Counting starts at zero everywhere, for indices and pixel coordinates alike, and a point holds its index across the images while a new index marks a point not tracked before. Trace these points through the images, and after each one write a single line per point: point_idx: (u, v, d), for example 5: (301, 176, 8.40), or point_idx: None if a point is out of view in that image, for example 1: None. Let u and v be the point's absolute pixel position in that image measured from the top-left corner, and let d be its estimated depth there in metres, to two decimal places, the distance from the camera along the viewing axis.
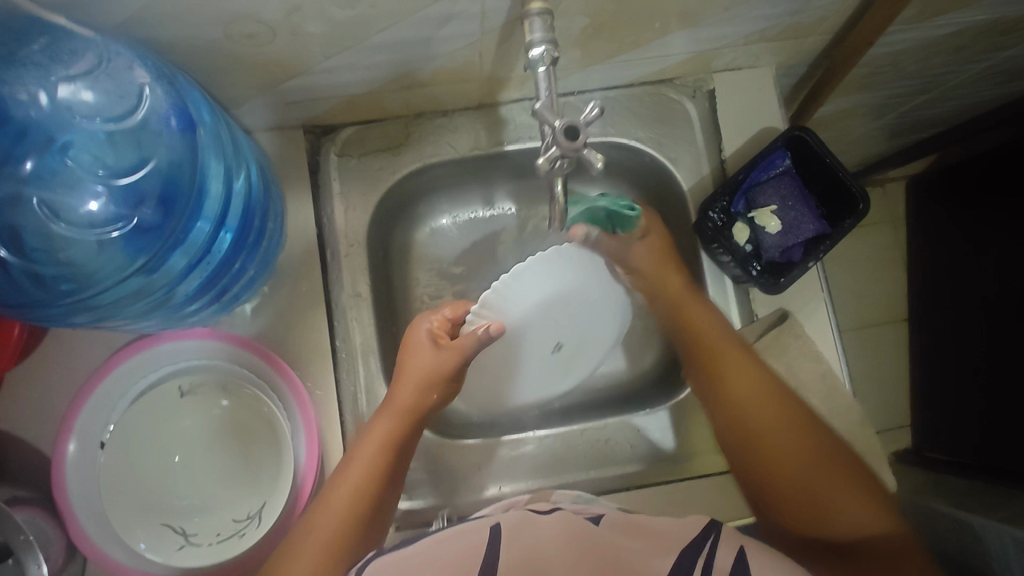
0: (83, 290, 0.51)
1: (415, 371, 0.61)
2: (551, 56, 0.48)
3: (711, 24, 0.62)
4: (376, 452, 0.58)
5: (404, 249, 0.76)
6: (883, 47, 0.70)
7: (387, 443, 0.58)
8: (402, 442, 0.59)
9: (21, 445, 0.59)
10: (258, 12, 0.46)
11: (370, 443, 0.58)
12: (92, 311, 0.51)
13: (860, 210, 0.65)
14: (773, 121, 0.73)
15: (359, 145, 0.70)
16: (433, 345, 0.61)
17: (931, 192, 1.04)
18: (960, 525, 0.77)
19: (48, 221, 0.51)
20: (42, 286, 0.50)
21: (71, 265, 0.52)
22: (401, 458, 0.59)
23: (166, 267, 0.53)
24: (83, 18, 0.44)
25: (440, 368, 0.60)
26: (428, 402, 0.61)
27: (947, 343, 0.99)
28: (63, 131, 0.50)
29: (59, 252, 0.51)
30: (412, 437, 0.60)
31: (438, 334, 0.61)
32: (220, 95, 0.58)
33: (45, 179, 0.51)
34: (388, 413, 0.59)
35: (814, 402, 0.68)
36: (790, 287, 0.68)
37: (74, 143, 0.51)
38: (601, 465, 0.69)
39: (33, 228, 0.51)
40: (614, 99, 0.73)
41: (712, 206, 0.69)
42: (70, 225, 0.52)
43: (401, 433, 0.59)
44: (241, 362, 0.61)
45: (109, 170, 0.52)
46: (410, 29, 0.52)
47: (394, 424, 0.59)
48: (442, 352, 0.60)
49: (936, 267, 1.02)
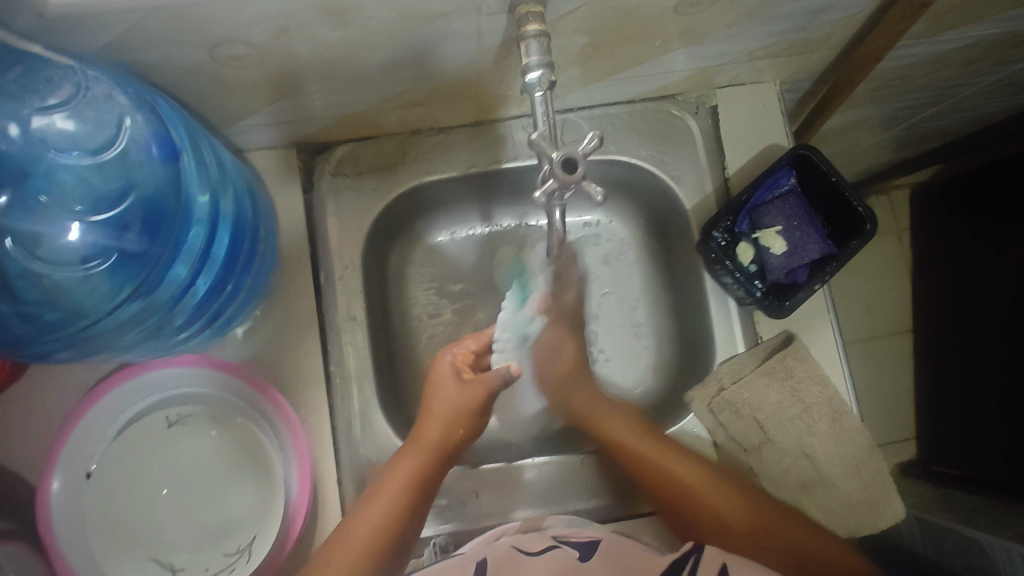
0: (72, 324, 0.50)
1: (442, 408, 0.63)
2: (547, 80, 0.47)
3: (713, 42, 0.60)
4: (398, 492, 0.58)
5: (400, 268, 0.74)
6: (891, 62, 0.68)
7: (411, 481, 0.58)
8: (427, 479, 0.59)
9: (5, 477, 0.57)
10: (246, 35, 0.45)
11: (393, 479, 0.58)
12: (81, 345, 0.50)
13: (867, 231, 0.63)
14: (778, 138, 0.71)
15: (355, 163, 0.68)
16: (456, 377, 0.65)
17: (941, 202, 1.01)
18: (967, 542, 0.73)
19: (27, 259, 0.50)
20: (31, 322, 0.49)
21: (60, 301, 0.50)
22: (425, 496, 0.59)
23: (154, 296, 0.51)
24: (64, 46, 0.42)
25: (467, 403, 0.64)
26: (451, 439, 0.62)
27: (959, 355, 0.95)
28: (37, 164, 0.50)
29: (50, 288, 0.50)
30: (437, 474, 0.60)
31: (461, 368, 0.67)
32: (211, 116, 0.57)
33: (24, 214, 0.50)
34: (413, 449, 0.60)
35: (820, 427, 0.66)
36: (793, 312, 0.66)
37: (54, 175, 0.50)
38: (602, 494, 0.67)
39: (17, 270, 0.50)
40: (616, 115, 0.72)
41: (716, 227, 0.68)
42: (48, 263, 0.51)
43: (425, 470, 0.59)
44: (231, 390, 0.60)
45: (90, 204, 0.51)
46: (404, 49, 0.51)
47: (420, 462, 0.59)
48: (468, 387, 0.65)
49: (947, 283, 0.99)
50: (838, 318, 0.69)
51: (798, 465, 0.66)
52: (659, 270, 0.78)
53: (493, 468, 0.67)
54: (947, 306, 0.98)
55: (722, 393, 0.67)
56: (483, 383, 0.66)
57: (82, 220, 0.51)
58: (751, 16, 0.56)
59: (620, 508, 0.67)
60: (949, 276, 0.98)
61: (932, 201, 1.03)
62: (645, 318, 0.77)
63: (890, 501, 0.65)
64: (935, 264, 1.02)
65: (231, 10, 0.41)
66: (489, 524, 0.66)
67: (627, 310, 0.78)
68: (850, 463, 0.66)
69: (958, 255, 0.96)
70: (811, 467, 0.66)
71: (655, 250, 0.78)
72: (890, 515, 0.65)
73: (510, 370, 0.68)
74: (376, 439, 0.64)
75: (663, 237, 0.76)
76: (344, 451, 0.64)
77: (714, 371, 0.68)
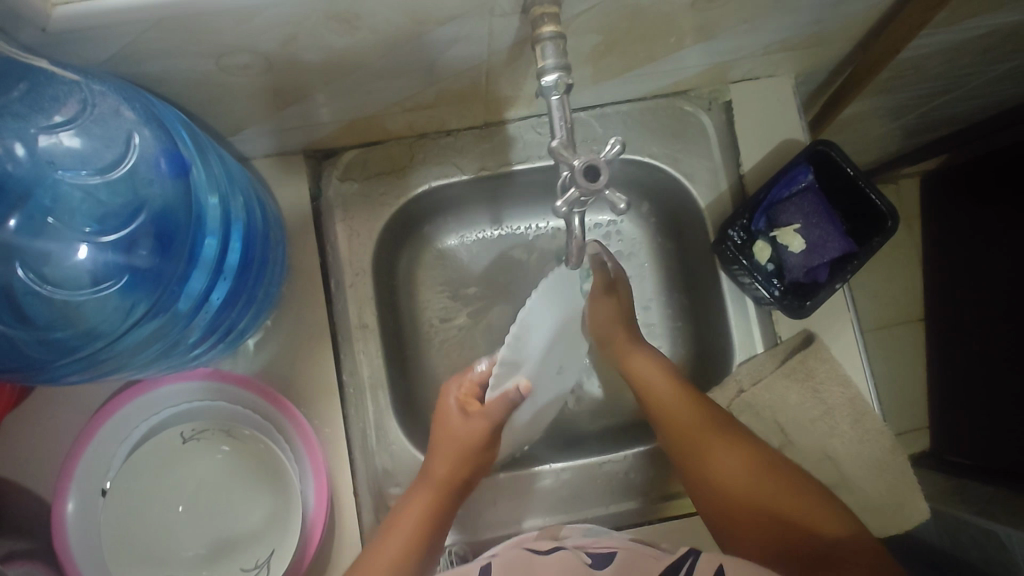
0: (90, 345, 0.48)
1: (451, 445, 0.59)
2: (564, 83, 0.46)
3: (728, 37, 0.59)
4: (416, 528, 0.57)
5: (410, 273, 0.73)
6: (910, 57, 0.66)
7: (427, 517, 0.58)
8: (441, 515, 0.58)
9: (21, 495, 0.57)
10: (254, 44, 0.44)
11: (409, 517, 0.57)
12: (92, 367, 0.48)
13: (889, 228, 0.61)
14: (793, 133, 0.70)
15: (363, 168, 0.67)
16: (461, 414, 0.59)
17: (949, 189, 0.98)
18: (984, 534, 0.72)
19: (35, 286, 0.49)
20: (49, 348, 0.48)
21: (76, 323, 0.50)
22: (442, 528, 0.59)
23: (168, 315, 0.50)
24: (67, 60, 0.41)
25: (469, 439, 0.58)
26: (462, 475, 0.59)
27: (972, 341, 0.94)
28: (40, 185, 0.49)
29: (66, 312, 0.50)
30: (452, 505, 0.59)
31: (466, 402, 0.60)
32: (216, 124, 0.56)
33: (27, 239, 0.49)
34: (427, 485, 0.59)
35: (842, 429, 0.65)
36: (814, 311, 0.65)
37: (59, 198, 0.50)
38: (620, 499, 0.66)
39: (32, 293, 0.49)
40: (627, 112, 0.70)
41: (732, 226, 0.66)
42: (57, 288, 0.50)
43: (439, 503, 0.59)
44: (245, 403, 0.59)
45: (96, 227, 0.51)
46: (415, 54, 0.50)
47: (433, 500, 0.58)
48: (472, 423, 0.58)
49: (951, 274, 0.98)
50: (857, 316, 0.68)
51: (820, 467, 0.65)
52: (674, 269, 0.76)
53: (495, 477, 0.66)
54: (957, 293, 0.97)
55: (741, 395, 0.66)
56: (485, 419, 0.58)
57: (89, 241, 0.51)
58: (769, 11, 0.55)
59: (640, 513, 0.66)
60: (954, 266, 0.98)
61: (941, 189, 1.00)
62: (653, 318, 0.76)
63: (911, 500, 0.64)
64: (947, 257, 0.99)
65: (237, 20, 0.40)
66: (508, 530, 0.65)
67: (640, 311, 0.76)
68: (873, 464, 0.65)
69: (959, 246, 0.96)
70: (833, 468, 0.65)
71: (669, 250, 0.76)
72: (914, 515, 0.65)
73: (520, 389, 0.55)
74: (391, 448, 0.64)
75: (678, 238, 0.75)
76: (360, 461, 0.63)
77: (732, 373, 0.67)
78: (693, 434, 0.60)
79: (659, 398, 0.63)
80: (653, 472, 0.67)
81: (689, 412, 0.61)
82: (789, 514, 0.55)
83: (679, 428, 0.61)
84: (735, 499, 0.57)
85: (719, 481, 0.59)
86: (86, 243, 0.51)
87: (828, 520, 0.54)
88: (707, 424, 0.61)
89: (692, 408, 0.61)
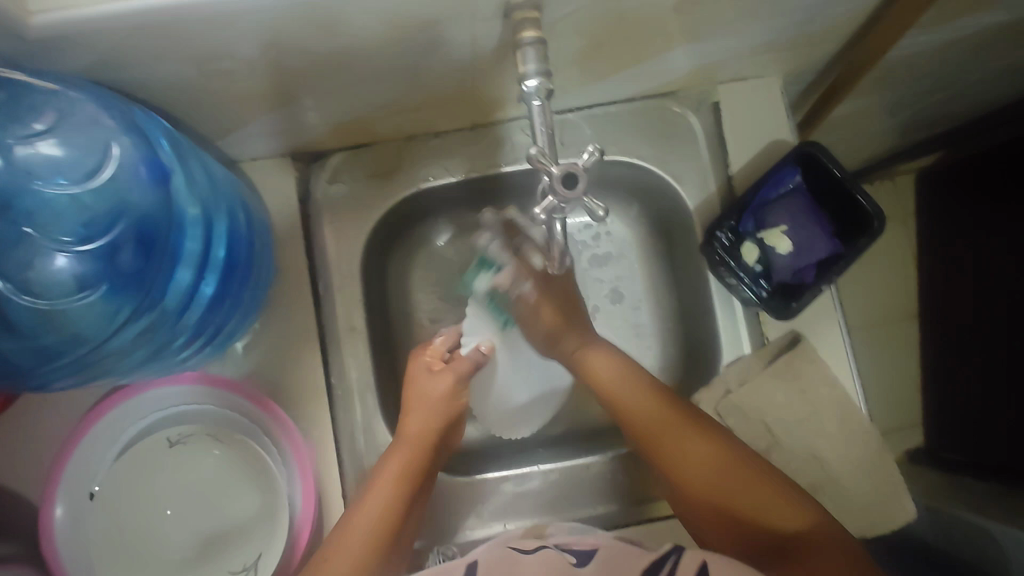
0: (85, 346, 0.49)
1: (427, 402, 0.61)
2: (545, 89, 0.46)
3: (714, 39, 0.59)
4: (390, 487, 0.56)
5: (399, 275, 0.73)
6: (899, 58, 0.66)
7: (404, 475, 0.57)
8: (416, 474, 0.58)
9: (10, 500, 0.57)
10: (235, 50, 0.44)
11: (387, 475, 0.57)
12: (84, 371, 0.51)
13: (875, 229, 0.62)
14: (781, 134, 0.70)
15: (350, 171, 0.67)
16: (429, 370, 0.62)
17: (947, 186, 0.98)
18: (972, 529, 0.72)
19: (13, 296, 0.48)
20: (39, 354, 0.49)
21: (62, 329, 0.50)
22: (417, 491, 0.58)
23: (156, 312, 0.51)
24: (45, 66, 0.41)
25: (439, 390, 0.61)
26: (435, 427, 0.60)
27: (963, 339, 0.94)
28: (18, 195, 0.48)
29: (50, 319, 0.49)
30: (426, 466, 0.59)
31: (432, 362, 0.63)
32: (200, 128, 0.56)
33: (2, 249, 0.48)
34: (402, 445, 0.58)
35: (828, 429, 0.65)
36: (801, 312, 0.65)
37: (36, 208, 0.49)
38: (608, 500, 0.66)
39: (14, 304, 0.48)
40: (615, 114, 0.70)
41: (719, 227, 0.66)
42: (35, 298, 0.49)
43: (414, 463, 0.58)
44: (231, 407, 0.59)
45: (74, 236, 0.49)
46: (398, 58, 0.49)
47: (408, 456, 0.58)
48: (439, 376, 0.61)
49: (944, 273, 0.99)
50: (844, 317, 0.68)
51: (807, 468, 0.65)
52: (661, 269, 0.76)
53: (482, 478, 0.66)
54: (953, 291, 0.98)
55: (728, 397, 0.66)
56: (452, 371, 0.62)
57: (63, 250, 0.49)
58: (754, 13, 0.54)
59: (629, 514, 0.66)
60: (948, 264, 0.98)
61: (937, 186, 1.00)
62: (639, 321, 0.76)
63: (897, 499, 0.65)
64: (942, 255, 1.00)
65: (218, 27, 0.40)
66: (495, 532, 0.65)
67: (629, 311, 0.76)
68: (859, 464, 0.65)
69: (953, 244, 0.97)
70: (820, 469, 0.65)
71: (658, 251, 0.76)
72: (901, 514, 0.65)
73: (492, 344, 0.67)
74: (379, 451, 0.64)
75: (668, 240, 0.75)
76: (348, 464, 0.63)
77: (720, 374, 0.68)
78: (658, 440, 0.59)
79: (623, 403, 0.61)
80: (640, 473, 0.67)
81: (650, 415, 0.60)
82: (751, 507, 0.53)
83: (643, 430, 0.60)
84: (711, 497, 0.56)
85: (682, 472, 0.58)
86: (64, 253, 0.49)
87: (790, 511, 0.51)
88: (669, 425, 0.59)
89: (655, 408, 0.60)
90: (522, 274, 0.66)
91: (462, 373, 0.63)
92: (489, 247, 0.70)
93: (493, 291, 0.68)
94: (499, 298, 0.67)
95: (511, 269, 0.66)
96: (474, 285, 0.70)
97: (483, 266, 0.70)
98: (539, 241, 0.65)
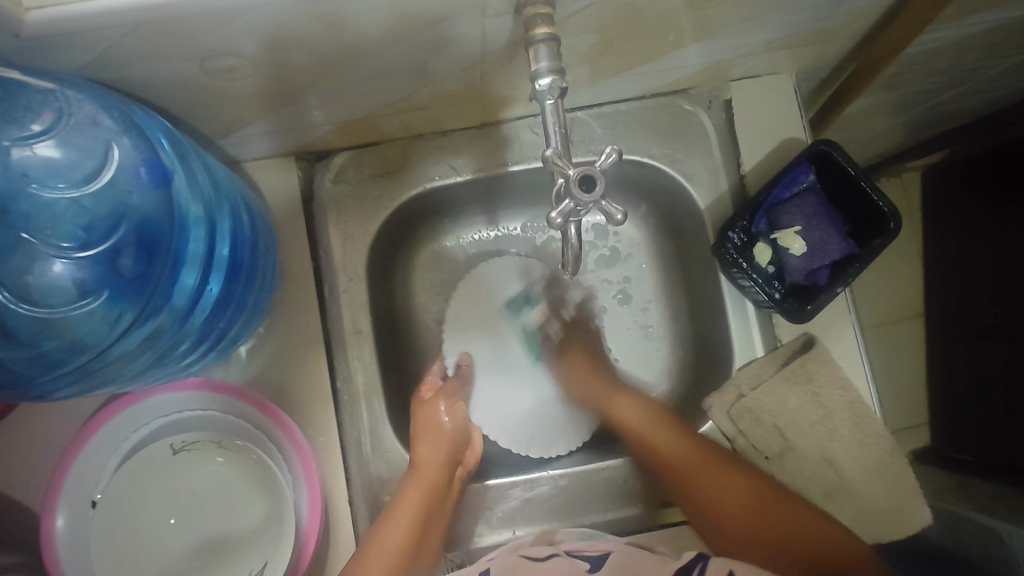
0: (87, 353, 0.48)
1: (434, 426, 0.63)
2: (559, 86, 0.45)
3: (727, 35, 0.57)
4: (413, 515, 0.58)
5: (405, 277, 0.72)
6: (915, 54, 0.64)
7: (424, 502, 0.59)
8: (435, 500, 0.60)
9: (11, 508, 0.56)
10: (237, 47, 0.42)
11: (407, 506, 0.58)
12: (85, 380, 0.49)
13: (891, 229, 0.60)
14: (794, 132, 0.68)
15: (355, 171, 0.66)
16: (423, 401, 0.65)
17: (952, 183, 0.95)
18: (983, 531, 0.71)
19: (9, 305, 0.47)
20: (41, 363, 0.48)
21: (63, 336, 0.48)
22: (435, 516, 0.60)
23: (163, 315, 0.50)
24: (43, 65, 0.40)
25: (438, 419, 0.63)
26: (447, 454, 0.62)
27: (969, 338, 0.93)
28: (15, 200, 0.47)
29: (50, 326, 0.48)
30: (443, 491, 0.61)
31: (426, 395, 0.65)
32: (202, 128, 0.54)
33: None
34: (418, 474, 0.60)
35: (843, 433, 0.64)
36: (815, 315, 0.63)
37: (34, 213, 0.48)
38: (619, 505, 0.65)
39: (13, 314, 0.47)
40: (625, 112, 0.69)
41: (731, 228, 0.65)
42: (33, 307, 0.48)
43: (432, 490, 0.60)
44: (235, 412, 0.58)
45: (73, 242, 0.49)
46: (405, 55, 0.48)
47: (426, 485, 0.60)
48: (431, 405, 0.64)
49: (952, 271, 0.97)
50: (859, 318, 0.67)
51: (820, 472, 0.64)
52: (671, 270, 0.75)
53: (490, 484, 0.65)
54: (957, 289, 0.96)
55: (741, 400, 0.65)
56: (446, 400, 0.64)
57: (64, 257, 0.48)
58: (769, 9, 0.53)
59: (640, 519, 0.65)
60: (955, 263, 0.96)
61: (943, 183, 0.97)
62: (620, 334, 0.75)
63: (913, 504, 0.63)
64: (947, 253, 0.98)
65: (219, 23, 0.38)
66: (504, 538, 0.64)
67: (639, 313, 0.76)
68: (874, 468, 0.64)
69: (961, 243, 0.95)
70: (834, 473, 0.64)
71: (668, 251, 0.75)
72: (917, 519, 0.64)
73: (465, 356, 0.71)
74: (386, 456, 0.63)
75: (678, 240, 0.73)
76: (354, 469, 0.62)
77: (732, 377, 0.66)
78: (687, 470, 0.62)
79: (648, 433, 0.65)
80: (651, 478, 0.66)
81: (678, 446, 0.63)
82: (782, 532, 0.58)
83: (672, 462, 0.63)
84: (736, 525, 0.60)
85: (711, 503, 0.61)
86: (63, 259, 0.48)
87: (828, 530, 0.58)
88: (694, 455, 0.63)
89: (681, 441, 0.64)
90: (553, 317, 0.74)
91: (455, 396, 0.66)
92: (535, 286, 0.74)
93: (537, 331, 0.74)
94: (534, 334, 0.74)
95: (546, 309, 0.75)
96: (518, 316, 0.74)
97: (528, 300, 0.74)
98: (576, 305, 0.75)
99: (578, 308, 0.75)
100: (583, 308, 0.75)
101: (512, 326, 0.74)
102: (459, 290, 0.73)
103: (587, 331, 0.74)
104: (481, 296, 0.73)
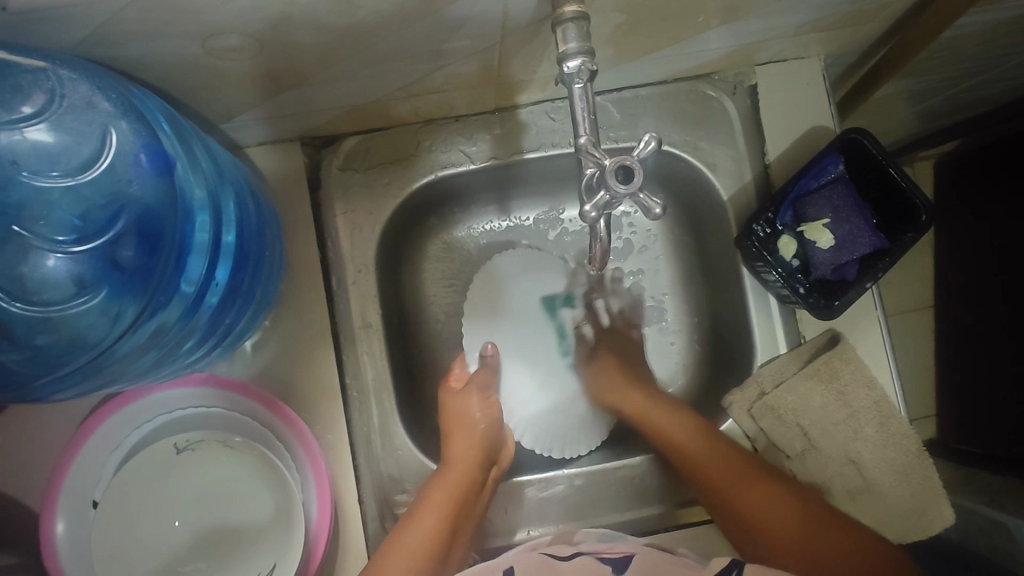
0: (90, 350, 0.45)
1: (466, 419, 0.63)
2: (589, 69, 0.42)
3: (757, 17, 0.54)
4: (444, 505, 0.58)
5: (415, 267, 0.69)
6: (953, 42, 0.61)
7: (455, 491, 0.59)
8: (468, 490, 0.60)
9: (10, 506, 0.54)
10: (243, 25, 0.39)
11: (440, 494, 0.58)
12: (93, 377, 0.46)
13: (923, 223, 0.58)
14: (822, 120, 0.65)
15: (364, 157, 0.63)
16: (454, 390, 0.64)
17: (959, 175, 0.92)
18: (995, 526, 0.70)
19: (4, 304, 0.45)
20: (42, 363, 0.45)
21: (64, 333, 0.46)
22: (466, 505, 0.60)
23: (171, 308, 0.47)
24: (35, 42, 0.37)
25: (470, 410, 0.63)
26: (479, 444, 0.62)
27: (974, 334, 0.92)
28: (9, 191, 0.45)
29: (49, 325, 0.46)
30: (477, 482, 0.61)
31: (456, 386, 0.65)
32: (204, 110, 0.51)
33: None
34: (450, 466, 0.60)
35: (867, 433, 0.62)
36: (843, 311, 0.61)
37: (30, 205, 0.46)
38: (636, 505, 0.64)
39: (11, 313, 0.45)
40: (646, 97, 0.66)
41: (757, 219, 0.62)
42: (27, 305, 0.45)
43: (464, 481, 0.60)
44: (242, 410, 0.56)
45: (69, 236, 0.47)
46: (422, 34, 0.45)
47: (459, 476, 0.59)
48: (462, 396, 0.64)
49: (958, 260, 0.94)
50: (885, 314, 0.65)
51: (842, 472, 0.62)
52: (690, 262, 0.73)
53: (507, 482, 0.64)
54: (965, 279, 0.93)
55: (763, 398, 0.63)
56: (475, 390, 0.64)
57: (59, 252, 0.47)
58: None
59: (658, 520, 0.63)
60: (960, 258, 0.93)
61: (950, 174, 0.94)
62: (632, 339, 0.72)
63: (936, 504, 0.62)
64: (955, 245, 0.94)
65: None
66: (517, 538, 0.62)
67: (654, 305, 0.73)
68: (898, 468, 0.62)
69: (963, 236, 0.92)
70: (857, 473, 0.62)
71: (686, 243, 0.72)
72: (939, 519, 0.62)
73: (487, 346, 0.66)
74: (397, 455, 0.61)
75: (697, 231, 0.71)
76: (364, 469, 0.60)
77: (754, 374, 0.64)
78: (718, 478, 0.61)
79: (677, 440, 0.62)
80: (668, 477, 0.64)
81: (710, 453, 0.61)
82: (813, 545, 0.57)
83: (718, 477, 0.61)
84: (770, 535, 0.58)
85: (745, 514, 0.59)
86: (57, 254, 0.46)
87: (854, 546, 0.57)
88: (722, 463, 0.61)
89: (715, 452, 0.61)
90: (591, 320, 0.72)
91: (488, 388, 0.65)
92: (580, 286, 0.72)
93: (573, 329, 0.71)
94: (568, 333, 0.71)
95: (583, 311, 0.72)
96: (555, 312, 0.71)
97: (570, 299, 0.71)
98: (618, 312, 0.73)
99: (617, 316, 0.73)
100: (621, 317, 0.73)
101: (548, 323, 0.70)
102: (473, 290, 0.69)
103: (625, 341, 0.72)
104: (494, 297, 0.69)
